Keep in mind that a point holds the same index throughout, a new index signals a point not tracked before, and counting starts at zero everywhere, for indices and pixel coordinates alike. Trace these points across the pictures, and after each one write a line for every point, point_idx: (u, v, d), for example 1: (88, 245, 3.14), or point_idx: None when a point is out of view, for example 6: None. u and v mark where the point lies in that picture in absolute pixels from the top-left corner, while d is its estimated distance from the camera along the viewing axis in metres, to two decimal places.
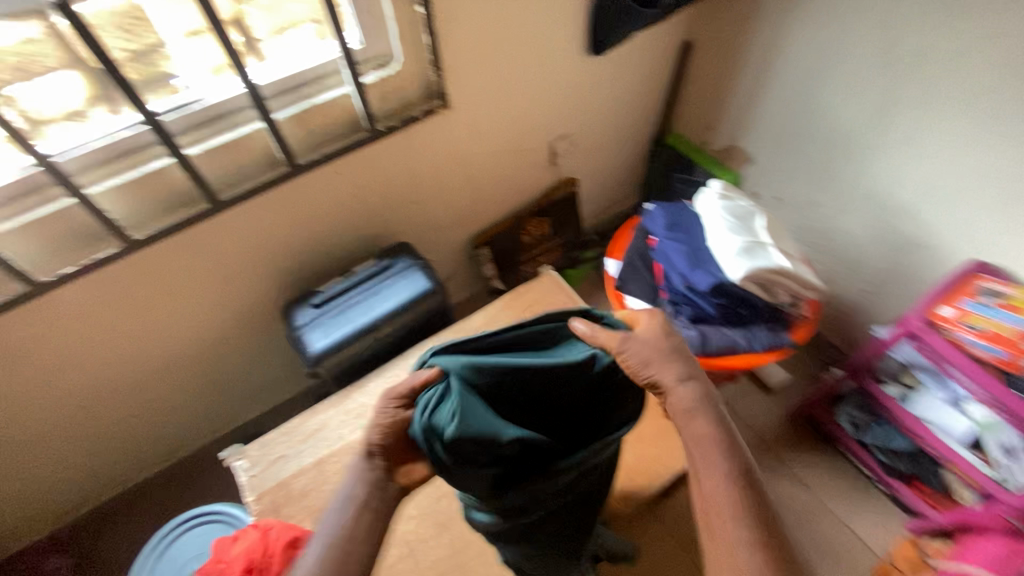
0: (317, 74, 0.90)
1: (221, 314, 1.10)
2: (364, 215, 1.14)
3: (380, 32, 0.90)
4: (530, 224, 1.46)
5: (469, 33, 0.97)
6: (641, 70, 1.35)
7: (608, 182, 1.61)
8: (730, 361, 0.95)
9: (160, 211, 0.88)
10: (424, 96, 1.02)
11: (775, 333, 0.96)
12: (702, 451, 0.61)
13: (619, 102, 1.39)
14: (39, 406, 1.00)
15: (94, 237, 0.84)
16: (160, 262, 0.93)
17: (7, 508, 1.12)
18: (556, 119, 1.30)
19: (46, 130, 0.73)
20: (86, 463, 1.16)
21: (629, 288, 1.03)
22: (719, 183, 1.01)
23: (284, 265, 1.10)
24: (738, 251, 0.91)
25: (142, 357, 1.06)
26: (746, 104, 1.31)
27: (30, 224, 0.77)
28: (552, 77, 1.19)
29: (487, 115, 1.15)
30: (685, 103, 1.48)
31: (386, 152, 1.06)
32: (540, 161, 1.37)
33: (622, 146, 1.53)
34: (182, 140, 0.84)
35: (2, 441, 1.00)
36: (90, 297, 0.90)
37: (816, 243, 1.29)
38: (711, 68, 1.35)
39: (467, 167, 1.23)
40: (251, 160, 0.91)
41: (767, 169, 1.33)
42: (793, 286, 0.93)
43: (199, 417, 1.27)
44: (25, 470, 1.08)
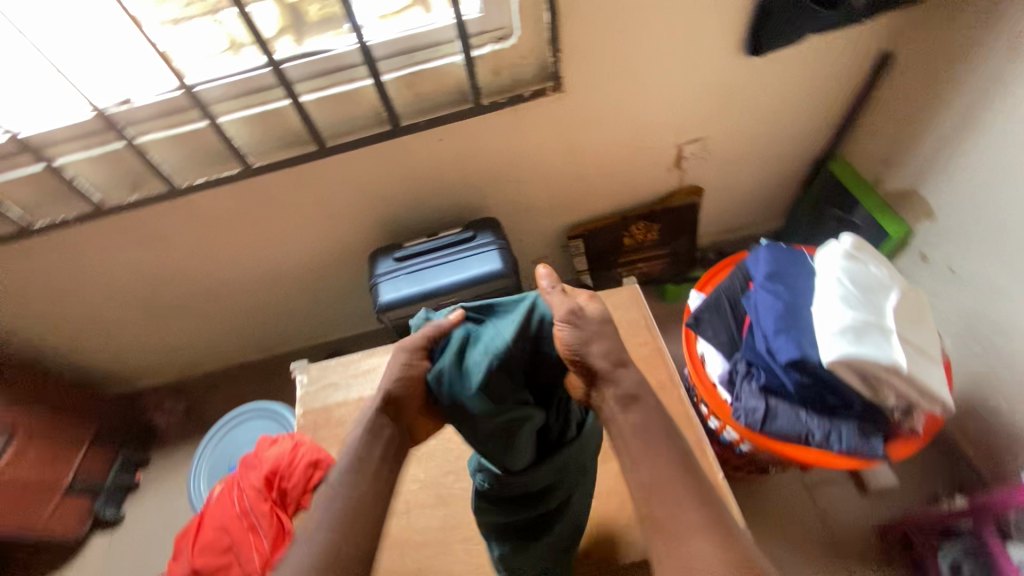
0: (434, 41, 0.91)
1: (321, 246, 1.22)
2: (460, 185, 1.15)
3: (502, 4, 0.87)
4: (636, 227, 1.35)
5: (596, 16, 0.89)
6: (815, 82, 1.13)
7: (742, 200, 1.41)
8: (794, 450, 0.80)
9: (278, 146, 0.98)
10: (538, 77, 0.99)
11: (865, 438, 0.78)
12: (640, 442, 0.61)
13: (777, 115, 1.18)
14: (178, 283, 1.23)
15: (224, 158, 0.97)
16: (274, 191, 1.05)
17: (150, 351, 1.43)
18: (690, 123, 1.15)
19: (239, 50, 0.87)
20: (208, 334, 1.42)
21: (703, 331, 0.91)
22: (852, 241, 0.83)
23: (379, 216, 1.17)
24: (842, 328, 0.74)
25: (254, 266, 1.23)
26: (940, 144, 1.03)
27: (177, 137, 0.91)
28: (693, 76, 1.05)
29: (606, 108, 1.06)
30: (865, 128, 1.21)
31: (492, 129, 1.04)
32: (662, 164, 1.24)
33: (769, 164, 1.32)
34: (301, 87, 0.91)
35: (150, 301, 1.26)
36: (218, 208, 1.06)
37: (986, 339, 1.01)
38: (908, 91, 1.08)
39: (577, 157, 1.16)
40: (361, 114, 0.97)
41: (947, 231, 1.05)
42: (907, 390, 0.74)
43: (294, 326, 1.46)
44: (165, 327, 1.36)
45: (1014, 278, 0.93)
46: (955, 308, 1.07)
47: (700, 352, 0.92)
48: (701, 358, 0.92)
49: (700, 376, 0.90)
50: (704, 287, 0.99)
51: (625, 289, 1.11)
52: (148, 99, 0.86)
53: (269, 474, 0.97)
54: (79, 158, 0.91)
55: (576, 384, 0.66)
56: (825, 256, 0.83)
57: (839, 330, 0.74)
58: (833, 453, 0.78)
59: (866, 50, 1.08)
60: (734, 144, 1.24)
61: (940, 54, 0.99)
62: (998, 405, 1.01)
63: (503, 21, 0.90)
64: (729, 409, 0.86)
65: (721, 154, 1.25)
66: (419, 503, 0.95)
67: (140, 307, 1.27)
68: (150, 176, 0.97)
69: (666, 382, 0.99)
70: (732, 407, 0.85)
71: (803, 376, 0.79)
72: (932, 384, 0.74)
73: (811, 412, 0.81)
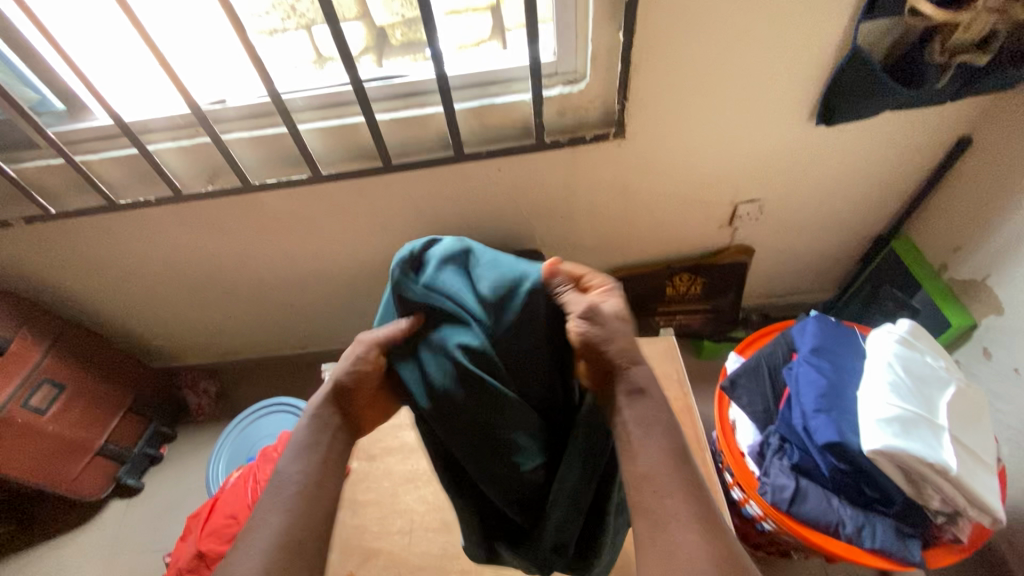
0: (507, 77, 0.95)
1: (369, 255, 1.26)
2: (511, 215, 1.18)
3: (576, 50, 0.91)
4: (679, 278, 1.34)
5: (667, 71, 0.91)
6: (883, 157, 1.10)
7: (792, 267, 1.38)
8: (821, 539, 0.75)
9: (347, 157, 1.04)
10: (602, 122, 1.01)
11: (901, 538, 0.73)
12: (636, 434, 0.55)
13: (839, 185, 1.16)
14: (231, 271, 1.29)
15: (296, 162, 1.04)
16: (334, 198, 1.11)
17: (195, 331, 1.50)
18: (748, 182, 1.14)
19: (325, 64, 0.98)
20: (250, 324, 1.48)
21: (738, 396, 0.89)
22: (908, 328, 0.79)
23: (428, 234, 1.21)
24: (887, 417, 0.70)
25: (304, 266, 1.29)
26: (1015, 238, 0.99)
27: (257, 138, 0.98)
28: (757, 137, 1.05)
29: (665, 158, 1.08)
30: (933, 210, 1.17)
31: (550, 165, 1.07)
32: (714, 220, 1.23)
33: (826, 235, 1.29)
34: (377, 106, 0.97)
35: (204, 285, 1.33)
36: (281, 208, 1.12)
37: None
38: (984, 179, 1.04)
39: (628, 202, 1.17)
40: (428, 137, 1.02)
41: (1014, 329, 1.00)
42: (954, 495, 0.70)
43: (331, 327, 1.51)
44: (213, 311, 1.42)
45: None
46: (1017, 413, 1.01)
47: (733, 418, 0.90)
48: (732, 424, 0.90)
49: (728, 442, 0.87)
50: (744, 350, 0.96)
51: (661, 341, 1.10)
52: (239, 102, 0.94)
53: None
54: (168, 147, 0.99)
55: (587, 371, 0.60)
56: (877, 338, 0.79)
57: (883, 419, 0.70)
58: (863, 549, 0.73)
59: (943, 133, 1.05)
60: (791, 210, 1.21)
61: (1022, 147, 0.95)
62: None
63: (575, 65, 0.94)
64: (756, 482, 0.82)
65: (777, 218, 1.23)
66: (425, 524, 0.95)
67: (195, 289, 1.34)
68: (227, 170, 1.04)
69: (691, 443, 0.96)
70: (759, 481, 0.81)
71: (840, 461, 0.75)
72: (983, 494, 0.69)
73: (844, 501, 0.76)
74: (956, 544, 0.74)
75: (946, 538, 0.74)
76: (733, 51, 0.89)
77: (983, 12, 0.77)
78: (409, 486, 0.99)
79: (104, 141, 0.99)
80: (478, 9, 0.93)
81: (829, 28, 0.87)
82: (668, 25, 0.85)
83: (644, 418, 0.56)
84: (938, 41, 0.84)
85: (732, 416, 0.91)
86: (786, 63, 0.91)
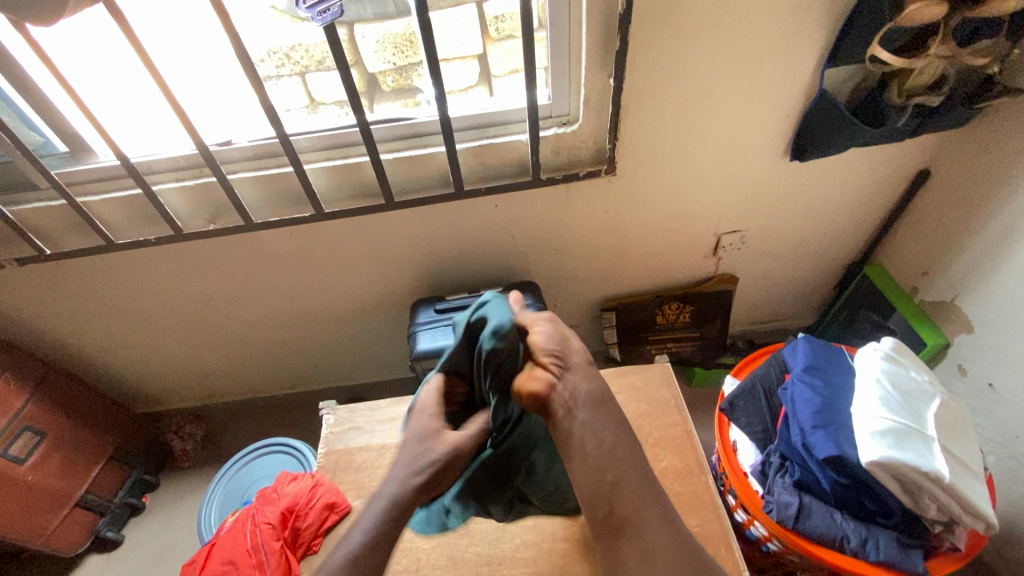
0: (505, 119, 1.01)
1: (366, 292, 1.28)
2: (506, 249, 1.22)
3: (570, 94, 0.97)
4: (669, 307, 1.38)
5: (654, 113, 0.98)
6: (853, 190, 1.19)
7: (774, 294, 1.44)
8: (829, 555, 0.77)
9: (349, 195, 1.07)
10: (594, 160, 1.07)
11: (905, 550, 0.75)
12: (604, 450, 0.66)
13: (814, 216, 1.24)
14: (225, 311, 1.29)
15: (299, 201, 1.06)
16: (334, 236, 1.13)
17: (181, 374, 1.47)
18: (731, 215, 1.21)
19: (317, 108, 1.04)
20: (239, 364, 1.46)
21: (737, 417, 0.91)
22: (891, 344, 0.85)
23: (425, 269, 1.23)
24: (881, 431, 0.74)
25: (300, 303, 1.29)
26: (978, 262, 1.07)
27: (262, 177, 1.00)
28: (738, 173, 1.12)
29: (653, 193, 1.14)
30: (900, 237, 1.26)
31: (545, 201, 1.12)
32: (699, 250, 1.29)
33: (804, 263, 1.36)
34: (382, 147, 1.02)
35: (195, 326, 1.32)
36: (281, 245, 1.13)
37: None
38: (945, 208, 1.13)
39: (620, 234, 1.22)
40: (429, 175, 1.06)
41: (986, 347, 1.07)
42: (948, 502, 0.73)
43: (323, 366, 1.49)
44: (202, 352, 1.40)
45: None
46: (997, 427, 1.07)
47: (734, 440, 0.92)
48: (734, 445, 0.91)
49: (731, 463, 0.89)
50: (739, 374, 1.00)
51: (657, 367, 1.13)
52: (244, 143, 0.96)
53: (286, 511, 0.97)
54: (172, 187, 1.00)
55: (538, 377, 0.66)
56: (865, 355, 0.84)
57: (877, 432, 0.74)
58: (869, 561, 0.75)
59: (903, 167, 1.14)
60: (771, 239, 1.28)
61: (975, 180, 1.05)
62: None
63: (569, 109, 1.00)
64: (761, 502, 0.84)
65: (758, 247, 1.30)
66: (432, 562, 0.93)
67: (186, 328, 1.32)
68: (228, 210, 1.06)
69: (694, 466, 0.97)
70: (764, 500, 0.83)
71: (840, 476, 0.78)
72: (976, 500, 0.72)
73: (847, 516, 0.79)
74: (954, 552, 0.77)
75: (944, 547, 0.77)
76: (714, 95, 0.97)
77: (936, 58, 0.85)
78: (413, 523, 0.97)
79: (106, 182, 1.00)
80: (466, 57, 1.02)
81: (799, 74, 0.95)
82: (655, 72, 0.92)
83: (598, 426, 0.67)
84: (897, 85, 0.91)
85: (733, 438, 0.93)
86: (761, 104, 0.99)
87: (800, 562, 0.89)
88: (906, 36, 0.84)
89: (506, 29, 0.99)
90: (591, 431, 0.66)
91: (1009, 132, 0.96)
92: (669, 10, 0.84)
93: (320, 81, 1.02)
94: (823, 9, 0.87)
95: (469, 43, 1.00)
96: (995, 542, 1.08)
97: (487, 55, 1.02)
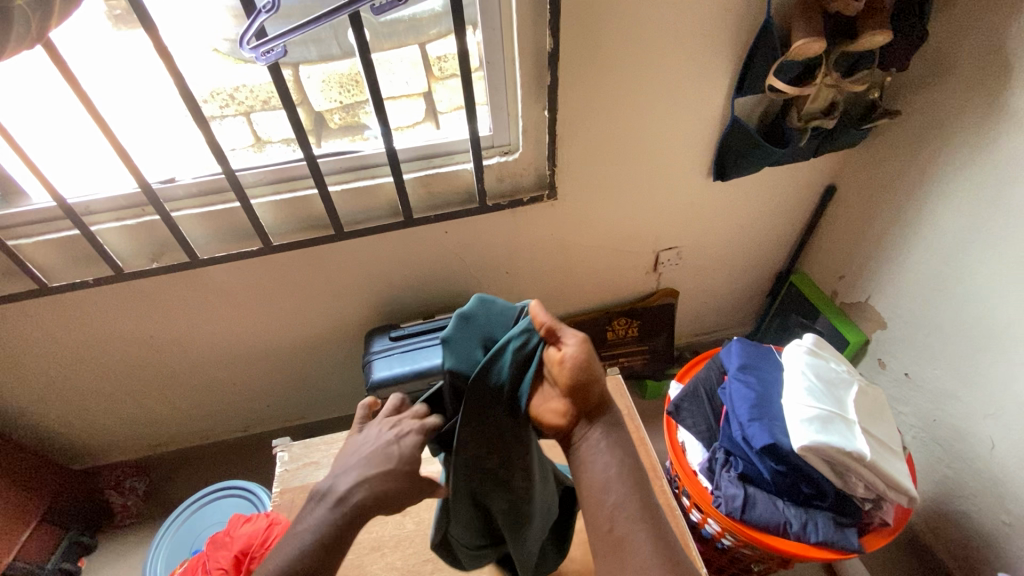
0: (449, 150, 1.07)
1: (318, 325, 1.27)
2: (457, 275, 1.25)
3: (509, 125, 1.04)
4: (617, 322, 1.45)
5: (588, 140, 1.06)
6: (773, 205, 1.30)
7: (713, 306, 1.54)
8: (773, 540, 0.82)
9: (299, 228, 1.09)
10: (536, 186, 1.13)
11: (841, 529, 0.81)
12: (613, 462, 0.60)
13: (743, 230, 1.34)
14: (169, 354, 1.24)
15: (247, 236, 1.06)
16: (283, 270, 1.13)
17: (121, 424, 1.39)
18: (667, 232, 1.30)
19: (263, 147, 1.05)
20: (185, 409, 1.40)
21: (684, 419, 0.97)
22: (812, 338, 0.93)
23: (377, 299, 1.25)
24: (809, 417, 0.81)
25: (250, 339, 1.26)
26: (884, 265, 1.19)
27: (208, 214, 1.01)
28: (669, 194, 1.21)
29: (593, 215, 1.21)
30: (817, 246, 1.38)
31: (492, 226, 1.17)
32: (641, 267, 1.36)
33: (737, 274, 1.46)
34: (331, 178, 1.06)
35: (136, 371, 1.26)
36: (229, 280, 1.12)
37: (948, 442, 1.11)
38: (850, 217, 1.26)
39: (566, 255, 1.28)
40: (378, 206, 1.10)
41: (899, 341, 1.18)
42: (872, 479, 0.80)
43: (276, 406, 1.46)
44: (144, 399, 1.34)
45: (967, 387, 1.05)
46: (916, 413, 1.18)
47: (682, 440, 0.98)
48: (682, 446, 0.97)
49: (681, 462, 0.94)
50: (683, 378, 1.06)
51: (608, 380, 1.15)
52: (188, 180, 0.98)
53: (240, 554, 0.94)
54: (112, 227, 0.98)
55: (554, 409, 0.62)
56: (791, 351, 0.92)
57: (805, 419, 0.81)
58: (810, 543, 0.81)
59: (813, 183, 1.27)
60: (706, 253, 1.38)
61: (874, 195, 1.18)
62: (970, 509, 1.08)
63: (510, 139, 1.07)
64: (710, 497, 0.89)
65: (694, 262, 1.39)
66: None
67: (127, 375, 1.26)
68: (174, 248, 1.04)
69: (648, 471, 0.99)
70: (713, 494, 0.88)
71: (778, 464, 0.84)
72: (896, 475, 0.80)
73: (788, 502, 0.84)
74: (885, 527, 0.84)
75: (876, 523, 0.84)
76: (641, 124, 1.06)
77: (824, 87, 0.98)
78: (375, 555, 0.94)
79: (41, 225, 0.98)
80: (411, 95, 1.05)
81: (713, 101, 1.06)
82: (586, 104, 1.00)
83: (611, 450, 0.60)
84: (796, 110, 1.04)
85: (681, 439, 0.98)
86: (683, 130, 1.09)
87: (752, 554, 0.94)
88: (799, 67, 0.96)
89: (448, 69, 1.03)
90: (607, 457, 0.60)
91: (894, 150, 1.10)
92: (593, 50, 0.93)
93: (264, 120, 1.03)
94: (727, 48, 0.98)
95: (414, 81, 1.04)
96: (929, 521, 1.17)
97: (433, 93, 1.06)
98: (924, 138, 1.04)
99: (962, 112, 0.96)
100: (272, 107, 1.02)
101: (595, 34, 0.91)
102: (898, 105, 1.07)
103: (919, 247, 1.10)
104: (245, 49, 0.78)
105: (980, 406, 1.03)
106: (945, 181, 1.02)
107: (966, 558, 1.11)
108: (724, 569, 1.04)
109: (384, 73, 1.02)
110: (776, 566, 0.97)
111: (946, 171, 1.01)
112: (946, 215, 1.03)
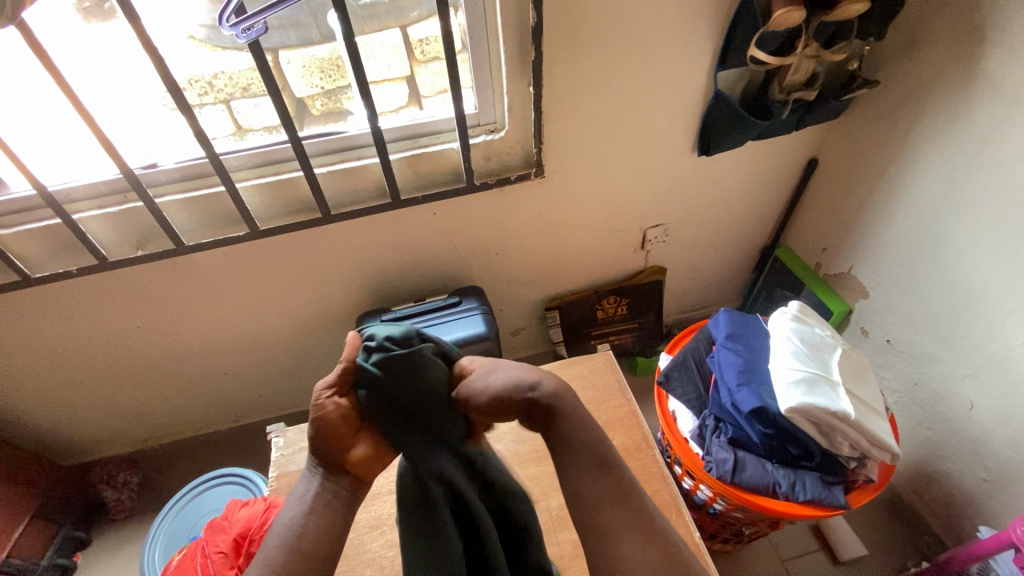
0: (435, 129, 1.06)
1: (309, 311, 1.27)
2: (446, 256, 1.25)
3: (494, 103, 1.04)
4: (607, 301, 1.46)
5: (573, 116, 1.06)
6: (757, 179, 1.31)
7: (701, 282, 1.56)
8: (763, 500, 0.84)
9: (286, 212, 1.08)
10: (523, 164, 1.14)
11: (828, 486, 0.84)
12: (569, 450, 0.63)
13: (729, 205, 1.36)
14: (158, 344, 1.23)
15: (233, 221, 1.05)
16: (269, 255, 1.12)
17: (111, 417, 1.38)
18: (654, 209, 1.31)
19: (245, 135, 1.03)
20: (177, 401, 1.39)
21: (674, 388, 0.99)
22: (796, 305, 0.96)
23: (368, 284, 1.25)
24: (795, 380, 0.83)
25: (240, 327, 1.25)
26: (865, 233, 1.21)
27: (192, 199, 0.99)
28: (655, 168, 1.22)
29: (581, 193, 1.21)
30: (800, 219, 1.41)
31: (481, 206, 1.17)
32: (629, 244, 1.37)
33: (724, 249, 1.48)
34: (316, 161, 1.05)
35: (124, 363, 1.25)
36: (216, 266, 1.11)
37: (932, 406, 1.14)
38: (832, 189, 1.28)
39: (554, 234, 1.28)
40: (365, 187, 1.09)
41: (881, 308, 1.21)
42: (857, 437, 0.83)
43: (269, 395, 1.46)
44: (133, 392, 1.33)
45: (947, 349, 1.08)
46: (897, 378, 1.21)
47: (673, 409, 0.99)
48: (673, 415, 0.98)
49: (672, 430, 0.96)
50: (672, 349, 1.08)
51: (600, 356, 1.16)
52: (171, 164, 0.96)
53: (238, 537, 0.94)
54: (93, 215, 0.97)
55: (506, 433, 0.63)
56: (777, 318, 0.94)
57: (792, 382, 0.83)
58: (799, 502, 0.83)
59: (795, 156, 1.29)
60: (693, 229, 1.39)
61: (854, 167, 1.20)
62: (951, 468, 1.12)
63: (495, 117, 1.07)
64: (701, 462, 0.91)
65: (681, 239, 1.41)
66: (392, 567, 0.90)
67: (115, 367, 1.25)
68: (159, 235, 1.03)
69: (640, 442, 1.00)
70: (704, 460, 0.90)
71: (766, 427, 0.87)
72: (880, 433, 0.83)
73: (776, 464, 0.87)
74: (869, 484, 0.87)
75: (861, 480, 0.87)
76: (625, 99, 1.07)
77: (805, 58, 1.00)
78: (374, 533, 0.94)
79: (21, 213, 0.96)
80: (394, 79, 1.05)
81: (697, 73, 1.06)
82: (571, 81, 1.01)
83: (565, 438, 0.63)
84: (778, 82, 1.04)
85: (671, 408, 1.00)
86: (668, 105, 1.10)
87: (743, 518, 0.96)
88: (779, 39, 0.96)
89: (431, 51, 1.03)
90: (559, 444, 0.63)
91: (874, 120, 1.12)
92: (577, 24, 0.93)
93: (245, 108, 1.02)
94: (710, 19, 0.99)
95: (395, 65, 1.03)
96: (911, 482, 1.21)
97: (415, 75, 1.06)
98: (902, 107, 1.05)
99: (939, 80, 0.97)
100: (255, 93, 1.01)
101: (577, 7, 0.91)
102: (877, 75, 1.09)
103: (899, 215, 1.12)
104: (224, 26, 0.77)
105: (959, 367, 1.06)
106: (922, 149, 1.04)
107: (947, 514, 1.15)
108: (717, 534, 1.08)
109: (369, 59, 1.01)
110: (766, 528, 1.00)
111: (922, 141, 1.04)
112: (926, 182, 1.05)
